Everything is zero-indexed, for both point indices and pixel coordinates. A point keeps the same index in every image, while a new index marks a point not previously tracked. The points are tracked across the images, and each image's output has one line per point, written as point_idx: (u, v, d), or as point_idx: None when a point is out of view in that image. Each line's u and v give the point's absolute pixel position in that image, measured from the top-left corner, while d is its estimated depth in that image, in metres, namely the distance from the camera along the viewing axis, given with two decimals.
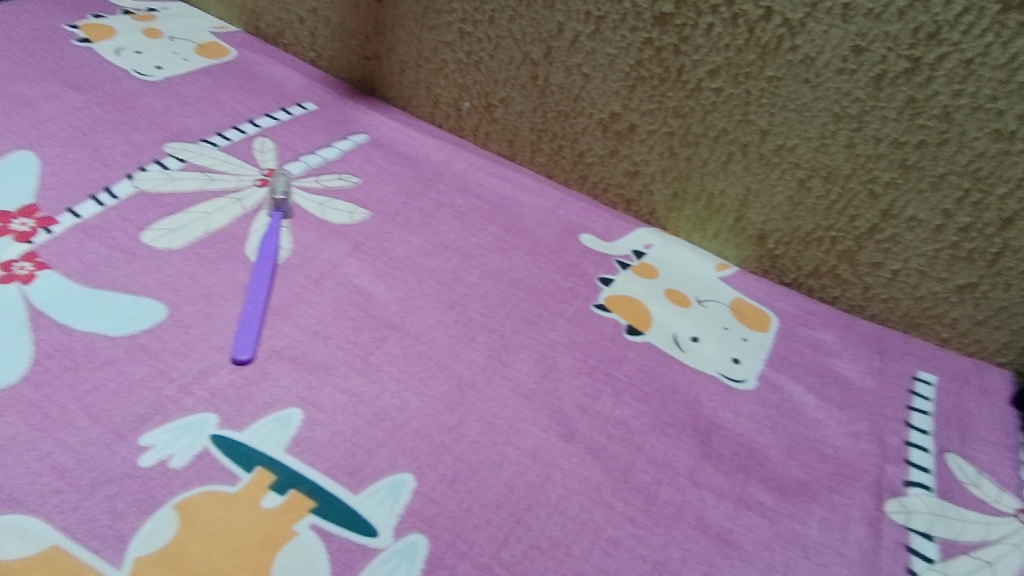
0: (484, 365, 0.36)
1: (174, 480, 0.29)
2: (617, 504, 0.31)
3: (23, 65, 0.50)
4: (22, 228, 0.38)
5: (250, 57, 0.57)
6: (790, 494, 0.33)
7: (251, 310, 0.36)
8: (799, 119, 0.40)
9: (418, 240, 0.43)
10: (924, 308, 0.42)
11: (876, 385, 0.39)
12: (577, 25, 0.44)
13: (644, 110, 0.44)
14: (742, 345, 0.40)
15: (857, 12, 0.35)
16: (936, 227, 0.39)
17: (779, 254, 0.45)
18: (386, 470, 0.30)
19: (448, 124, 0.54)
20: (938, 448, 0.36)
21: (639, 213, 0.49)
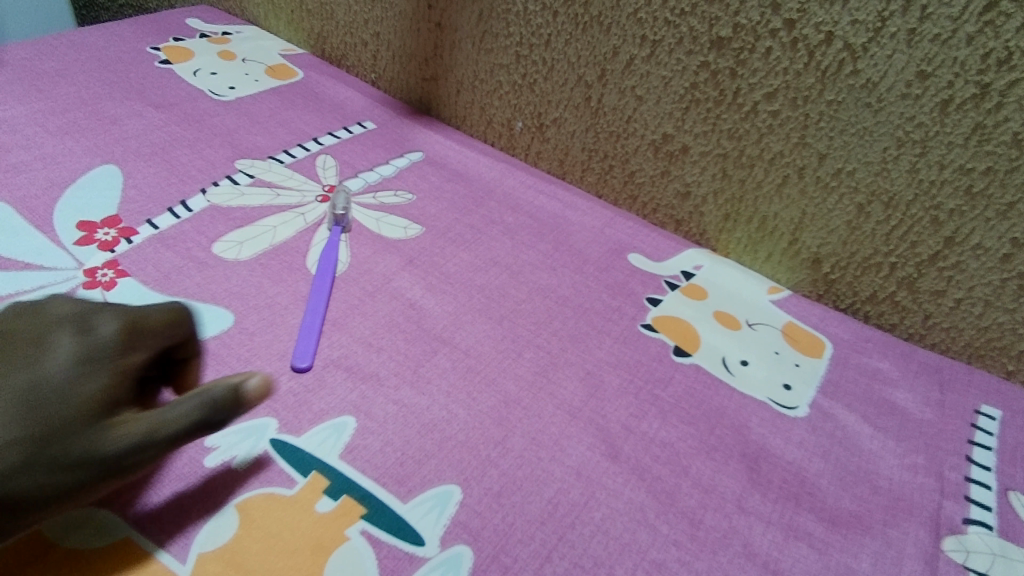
0: (531, 381, 0.37)
1: (236, 480, 0.30)
2: (661, 526, 0.31)
3: (110, 85, 0.54)
4: (106, 237, 0.41)
5: (315, 78, 0.60)
6: (841, 526, 0.32)
7: (309, 321, 0.38)
8: (859, 143, 0.39)
9: (468, 256, 0.45)
10: (989, 338, 0.41)
11: (935, 417, 0.38)
12: (633, 48, 0.44)
13: (698, 132, 0.44)
14: (793, 370, 0.40)
15: (923, 37, 0.35)
16: (1004, 256, 0.38)
17: (834, 279, 0.44)
18: (433, 481, 0.31)
19: (500, 142, 0.55)
20: (1002, 485, 0.35)
21: (689, 233, 0.49)
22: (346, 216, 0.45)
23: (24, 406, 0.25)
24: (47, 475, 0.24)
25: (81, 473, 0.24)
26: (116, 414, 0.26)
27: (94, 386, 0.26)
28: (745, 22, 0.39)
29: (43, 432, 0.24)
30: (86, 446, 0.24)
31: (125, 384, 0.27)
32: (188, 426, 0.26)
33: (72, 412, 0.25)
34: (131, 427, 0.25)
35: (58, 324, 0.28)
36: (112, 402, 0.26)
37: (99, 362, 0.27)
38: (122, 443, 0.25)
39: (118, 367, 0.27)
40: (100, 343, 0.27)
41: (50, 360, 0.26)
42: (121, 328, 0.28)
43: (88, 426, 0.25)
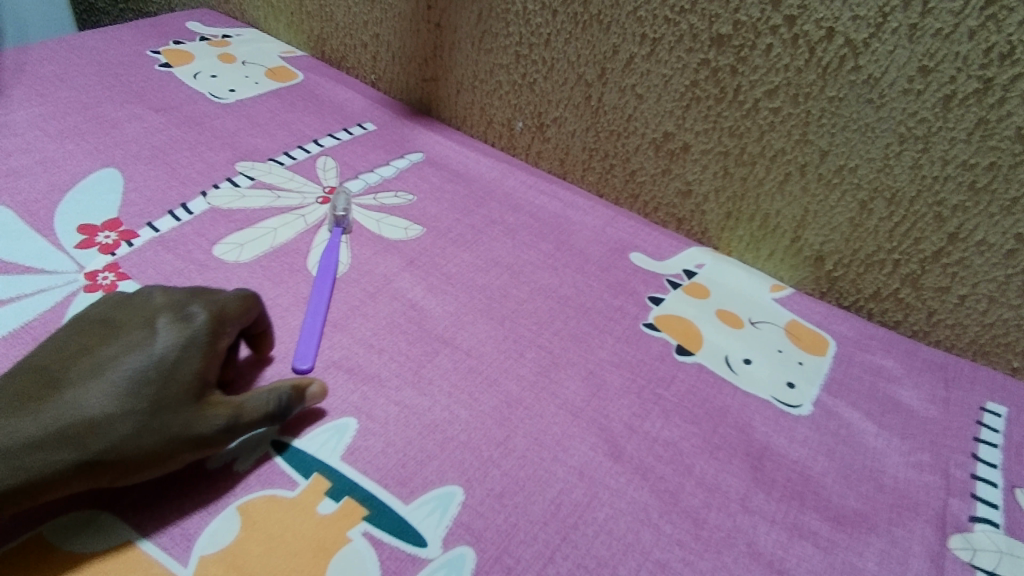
0: (533, 382, 0.37)
1: (238, 483, 0.30)
2: (665, 526, 0.31)
3: (111, 89, 0.54)
4: (107, 240, 0.41)
5: (315, 80, 0.60)
6: (846, 524, 0.32)
7: (309, 322, 0.37)
8: (861, 140, 0.39)
9: (469, 256, 0.44)
10: (995, 335, 0.40)
11: (940, 415, 0.38)
12: (633, 46, 0.44)
13: (699, 130, 0.44)
14: (797, 368, 0.39)
15: (925, 31, 0.35)
16: (1008, 252, 0.37)
17: (838, 276, 0.44)
18: (436, 482, 0.31)
19: (501, 143, 0.55)
20: (1008, 482, 0.34)
21: (691, 232, 0.49)
22: (347, 217, 0.45)
23: (134, 382, 0.29)
24: (151, 443, 0.28)
25: (179, 444, 0.28)
26: (209, 395, 0.30)
27: (195, 368, 0.30)
28: (745, 19, 0.39)
29: (152, 407, 0.28)
30: (184, 422, 0.29)
31: (213, 366, 0.31)
32: (270, 412, 0.31)
33: (175, 390, 0.29)
34: (223, 407, 0.30)
35: (162, 311, 0.32)
36: (207, 382, 0.30)
37: (199, 345, 0.31)
38: (213, 423, 0.29)
39: (216, 348, 0.31)
40: (197, 330, 0.31)
41: (158, 342, 0.30)
42: (213, 318, 0.32)
43: (187, 404, 0.29)
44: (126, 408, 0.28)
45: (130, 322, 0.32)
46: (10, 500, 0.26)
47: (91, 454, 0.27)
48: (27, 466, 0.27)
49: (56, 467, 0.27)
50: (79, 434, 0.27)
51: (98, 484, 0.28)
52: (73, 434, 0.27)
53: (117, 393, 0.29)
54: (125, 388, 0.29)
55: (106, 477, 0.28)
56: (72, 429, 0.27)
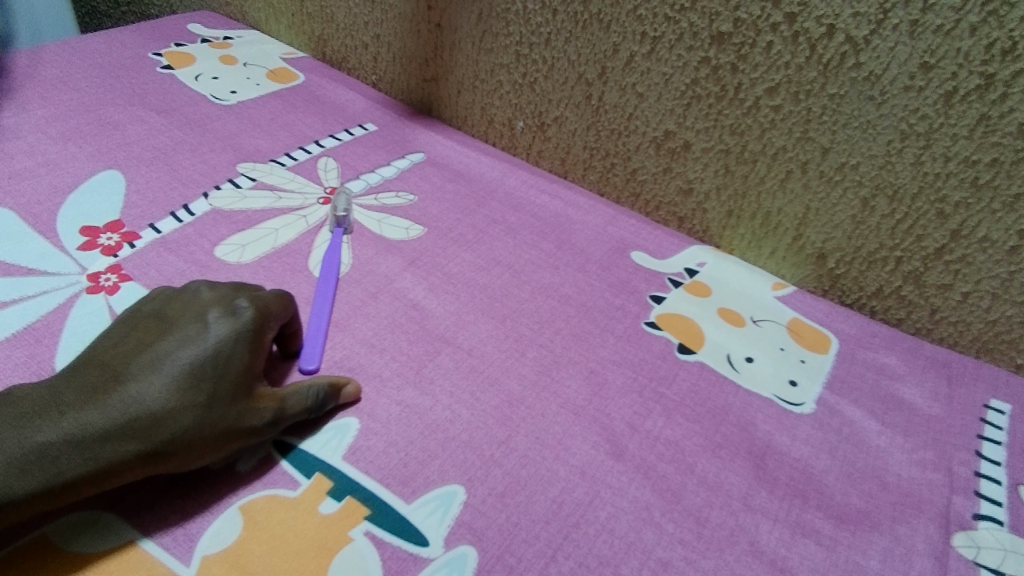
0: (535, 381, 0.37)
1: (239, 483, 0.30)
2: (667, 525, 0.31)
3: (113, 91, 0.54)
4: (109, 242, 0.41)
5: (316, 81, 0.60)
6: (849, 523, 0.32)
7: (313, 321, 0.38)
8: (862, 137, 0.39)
9: (470, 256, 0.44)
10: (998, 332, 0.40)
11: (943, 413, 0.37)
12: (633, 45, 0.44)
13: (700, 128, 0.44)
14: (800, 367, 0.39)
15: (925, 28, 0.34)
16: (1011, 248, 0.37)
17: (840, 274, 0.44)
18: (437, 482, 0.31)
19: (502, 142, 0.55)
20: (1012, 480, 0.34)
21: (692, 230, 0.49)
22: (348, 217, 0.45)
23: (192, 373, 0.29)
24: (210, 434, 0.29)
25: (234, 435, 0.30)
26: (258, 387, 0.31)
27: (246, 360, 0.31)
28: (745, 17, 0.39)
29: (211, 398, 0.29)
30: (239, 413, 0.30)
31: (260, 358, 0.32)
32: (312, 405, 0.32)
33: (230, 381, 0.30)
34: (271, 400, 0.31)
35: (209, 305, 0.33)
36: (256, 374, 0.31)
37: (247, 338, 0.32)
38: (264, 414, 0.31)
39: (261, 341, 0.33)
40: (246, 324, 0.32)
41: (210, 335, 0.31)
42: (259, 312, 0.33)
43: (241, 396, 0.30)
44: (188, 399, 0.29)
45: (178, 316, 0.32)
46: (76, 489, 0.27)
47: (155, 446, 0.28)
48: (95, 457, 0.27)
49: (121, 457, 0.27)
50: (144, 424, 0.28)
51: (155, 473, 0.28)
52: (137, 424, 0.28)
53: (177, 384, 0.29)
54: (184, 379, 0.29)
55: (168, 465, 0.28)
56: (136, 420, 0.28)
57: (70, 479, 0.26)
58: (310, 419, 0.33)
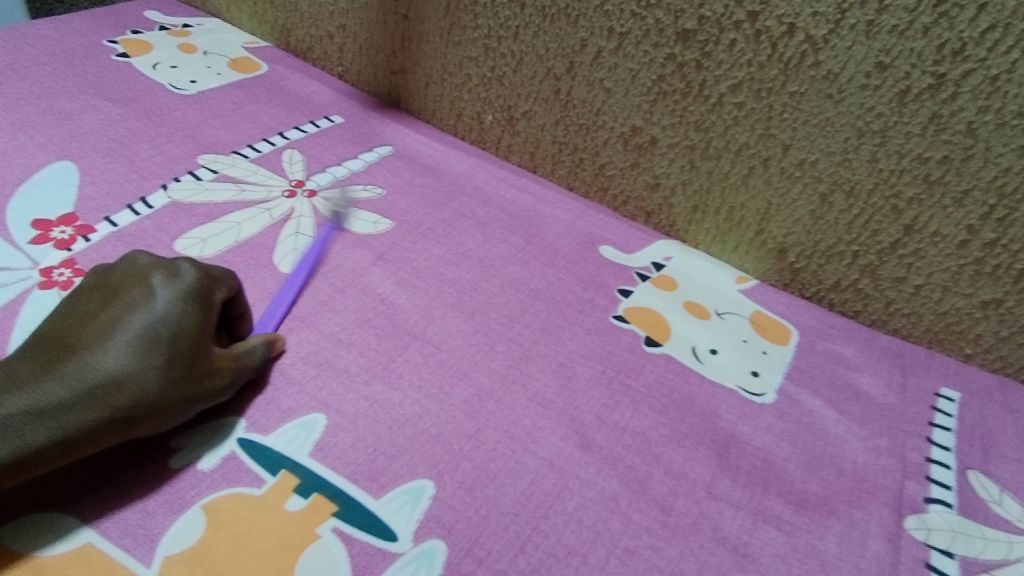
0: (504, 374, 0.37)
1: (202, 481, 0.30)
2: (633, 514, 0.31)
3: (65, 79, 0.52)
4: (62, 235, 0.40)
5: (280, 71, 0.59)
6: (808, 508, 0.33)
7: (271, 308, 0.38)
8: (821, 134, 0.40)
9: (439, 250, 0.44)
10: (948, 323, 0.42)
11: (897, 400, 0.39)
12: (600, 41, 0.44)
13: (666, 124, 0.45)
14: (761, 358, 0.40)
15: (881, 28, 0.36)
16: (960, 242, 0.39)
17: (800, 267, 0.45)
18: (406, 476, 0.31)
19: (470, 136, 0.55)
20: (961, 464, 0.36)
21: (659, 225, 0.49)
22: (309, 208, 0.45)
23: (147, 339, 0.30)
24: (171, 396, 0.29)
25: (195, 398, 0.30)
26: (213, 348, 0.32)
27: (198, 321, 0.31)
28: (709, 14, 0.40)
29: (168, 362, 0.30)
30: (199, 374, 0.30)
31: (211, 319, 0.32)
32: (259, 363, 0.33)
33: (185, 344, 0.30)
34: (226, 360, 0.32)
35: (152, 268, 0.32)
36: (208, 334, 0.32)
37: (197, 300, 0.32)
38: (222, 375, 0.31)
39: (210, 302, 0.32)
40: (192, 286, 0.32)
41: (158, 299, 0.31)
42: (204, 272, 0.33)
43: (198, 357, 0.31)
44: (146, 364, 0.29)
45: (124, 283, 0.32)
46: (43, 461, 0.27)
47: (119, 411, 0.28)
48: (60, 425, 0.27)
49: (85, 425, 0.28)
50: (105, 392, 0.28)
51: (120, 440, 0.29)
52: (98, 392, 0.28)
53: (133, 351, 0.29)
54: (140, 345, 0.30)
55: (134, 430, 0.29)
56: (97, 388, 0.28)
57: (36, 451, 0.27)
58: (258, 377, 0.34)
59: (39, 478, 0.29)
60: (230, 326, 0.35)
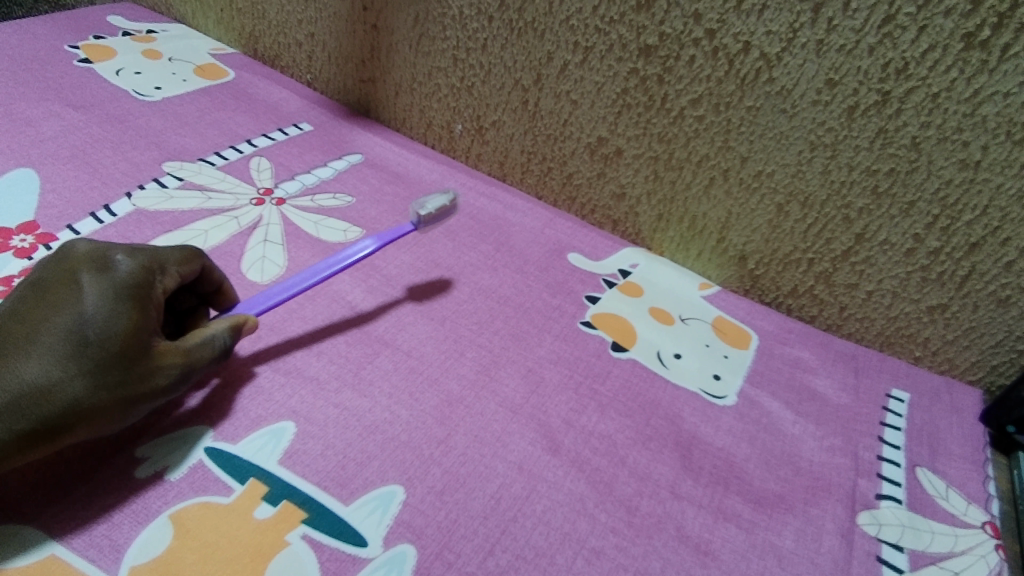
0: (473, 380, 0.37)
1: (169, 491, 0.30)
2: (600, 515, 0.32)
3: (25, 85, 0.51)
4: (22, 244, 0.39)
5: (248, 78, 0.59)
6: (766, 506, 0.34)
7: (274, 287, 0.38)
8: (776, 147, 0.42)
9: (409, 258, 0.45)
10: (898, 327, 0.44)
11: (851, 402, 0.41)
12: (566, 54, 0.46)
13: (631, 135, 0.46)
14: (723, 362, 0.42)
15: (830, 47, 0.37)
16: (907, 250, 0.41)
17: (760, 274, 0.47)
18: (376, 483, 0.31)
19: (440, 145, 0.56)
20: (910, 462, 0.37)
21: (625, 232, 0.51)
22: (270, 214, 0.45)
23: (75, 342, 0.28)
24: (106, 404, 0.28)
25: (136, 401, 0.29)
26: (158, 344, 0.30)
27: (133, 322, 0.29)
28: (669, 31, 0.41)
29: (99, 366, 0.28)
30: (138, 376, 0.29)
31: (152, 315, 0.30)
32: (218, 354, 0.32)
33: (118, 346, 0.28)
34: (174, 356, 0.30)
35: (80, 263, 0.30)
36: (150, 332, 0.30)
37: (132, 296, 0.30)
38: (168, 372, 0.30)
39: (149, 298, 0.30)
40: (122, 284, 0.30)
41: (86, 298, 0.29)
42: (139, 265, 0.31)
43: (136, 358, 0.29)
44: (72, 371, 0.28)
45: (51, 280, 0.30)
46: None
47: (48, 420, 0.27)
48: None
49: (13, 435, 0.27)
50: (30, 402, 0.27)
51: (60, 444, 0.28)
52: (22, 402, 0.27)
53: (58, 356, 0.28)
54: (68, 349, 0.28)
55: (70, 436, 0.28)
56: (21, 398, 0.27)
57: None
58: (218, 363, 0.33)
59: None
60: (212, 300, 0.36)
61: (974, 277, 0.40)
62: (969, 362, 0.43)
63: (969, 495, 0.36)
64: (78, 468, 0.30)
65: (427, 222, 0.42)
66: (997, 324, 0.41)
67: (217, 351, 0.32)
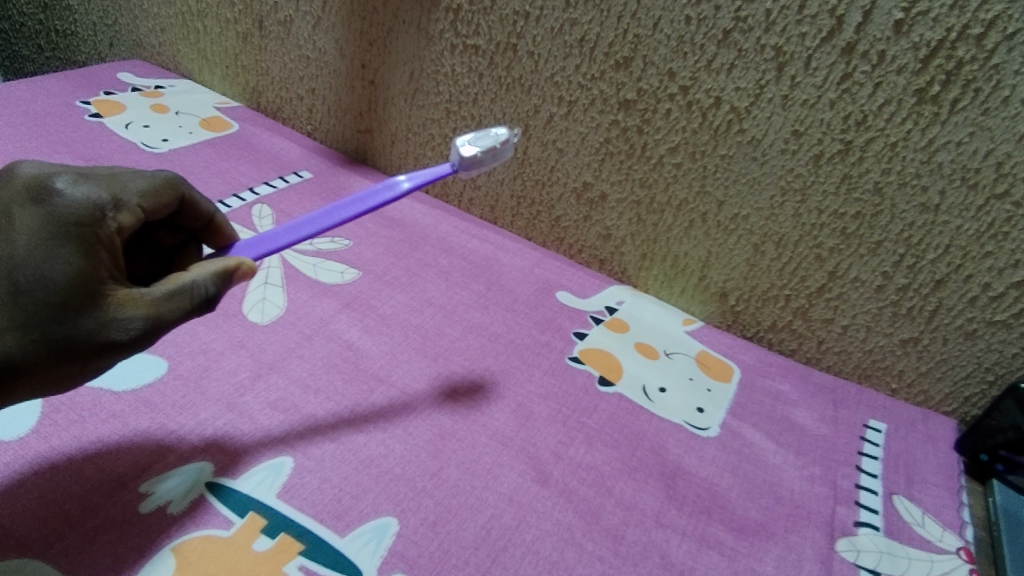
0: (465, 415, 0.39)
1: (171, 525, 0.31)
2: (587, 544, 0.33)
3: (38, 139, 0.54)
4: None
5: (251, 130, 0.62)
6: (748, 534, 0.35)
7: (278, 231, 0.37)
8: (749, 192, 0.44)
9: (404, 297, 0.47)
10: (874, 360, 0.46)
11: (830, 432, 0.42)
12: (551, 107, 0.49)
13: (614, 181, 0.49)
14: (706, 395, 0.43)
15: (794, 101, 0.40)
16: (877, 287, 0.43)
17: (740, 310, 0.49)
18: (371, 515, 0.32)
19: (434, 190, 0.58)
20: (886, 490, 0.39)
21: (612, 271, 0.53)
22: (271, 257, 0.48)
23: (8, 290, 0.27)
24: (47, 358, 0.27)
25: (87, 353, 0.27)
26: (114, 291, 0.28)
27: (77, 268, 0.27)
28: (646, 87, 0.44)
29: (34, 317, 0.27)
30: (88, 327, 0.27)
31: (101, 259, 0.28)
32: (197, 302, 0.30)
33: (58, 295, 0.27)
34: (138, 305, 0.28)
35: (19, 197, 0.28)
36: (99, 279, 0.28)
37: (74, 238, 0.28)
38: (129, 326, 0.28)
39: (97, 239, 0.28)
40: (62, 223, 0.28)
41: (20, 240, 0.27)
42: (84, 200, 0.29)
43: (82, 308, 0.27)
44: (7, 323, 0.26)
45: None
46: None
47: None
48: None
49: None
50: None
51: (13, 396, 0.28)
52: None
53: None
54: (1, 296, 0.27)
55: (19, 389, 0.28)
56: None
57: None
58: (203, 312, 0.31)
59: (10, 515, 0.30)
60: (202, 237, 0.38)
61: (942, 312, 0.42)
62: (943, 394, 0.45)
63: (945, 522, 0.38)
64: (87, 493, 0.31)
65: (468, 167, 0.41)
66: (967, 357, 0.43)
67: (192, 301, 0.30)
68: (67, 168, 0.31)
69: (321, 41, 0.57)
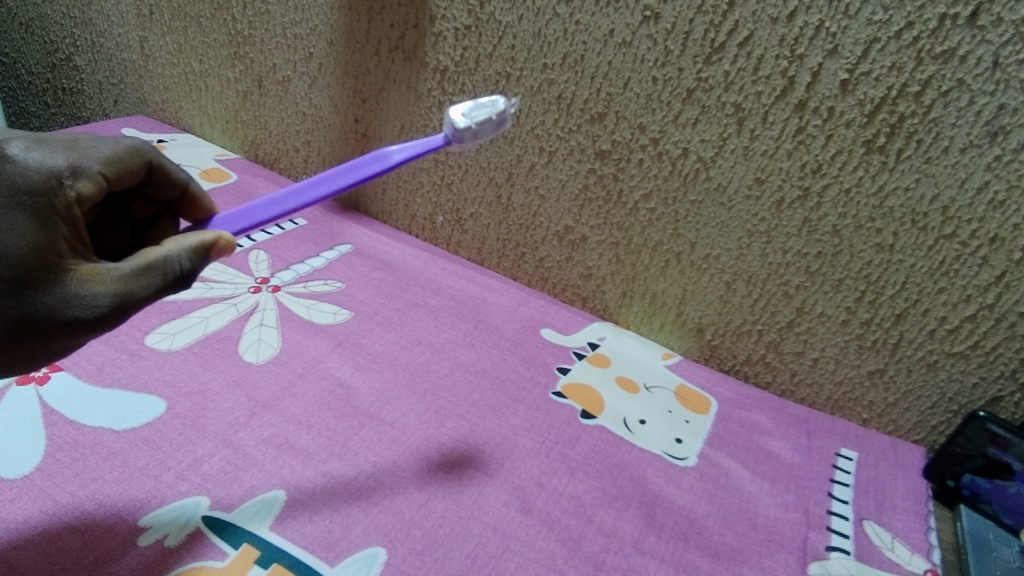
0: (452, 449, 0.40)
1: (169, 558, 0.32)
2: (569, 571, 0.34)
3: None
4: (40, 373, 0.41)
5: (249, 180, 0.65)
6: (724, 559, 0.37)
7: (260, 205, 0.39)
8: (719, 234, 0.47)
9: (394, 336, 0.49)
10: (844, 391, 0.48)
11: (803, 461, 0.44)
12: (533, 157, 0.52)
13: (593, 224, 0.52)
14: (684, 426, 0.45)
15: (755, 152, 0.44)
16: (843, 322, 0.46)
17: (716, 344, 0.51)
18: (360, 545, 0.34)
19: (424, 234, 0.61)
20: (857, 515, 0.40)
21: (594, 309, 0.56)
22: (267, 300, 0.50)
23: None
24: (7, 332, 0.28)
25: (50, 328, 0.29)
26: (77, 268, 0.30)
27: (37, 244, 0.28)
28: (620, 140, 0.48)
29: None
30: (50, 305, 0.29)
31: (59, 233, 0.30)
32: (167, 280, 0.32)
33: (15, 271, 0.28)
34: (104, 282, 0.30)
35: None
36: (61, 256, 0.29)
37: (30, 210, 0.29)
38: (97, 302, 0.30)
39: (54, 213, 0.30)
40: (19, 194, 0.29)
41: None
42: (40, 169, 0.30)
43: (45, 285, 0.29)
44: None
45: None
46: None
47: None
48: None
49: None
50: None
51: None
52: None
53: None
54: None
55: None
56: None
57: None
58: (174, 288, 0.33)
59: (13, 548, 0.31)
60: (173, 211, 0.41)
61: (904, 344, 0.45)
62: (912, 423, 0.47)
63: (913, 545, 0.39)
64: (88, 526, 0.32)
65: (463, 139, 0.40)
66: (931, 387, 0.45)
67: (161, 278, 0.32)
68: (21, 132, 0.32)
69: (317, 98, 0.61)
